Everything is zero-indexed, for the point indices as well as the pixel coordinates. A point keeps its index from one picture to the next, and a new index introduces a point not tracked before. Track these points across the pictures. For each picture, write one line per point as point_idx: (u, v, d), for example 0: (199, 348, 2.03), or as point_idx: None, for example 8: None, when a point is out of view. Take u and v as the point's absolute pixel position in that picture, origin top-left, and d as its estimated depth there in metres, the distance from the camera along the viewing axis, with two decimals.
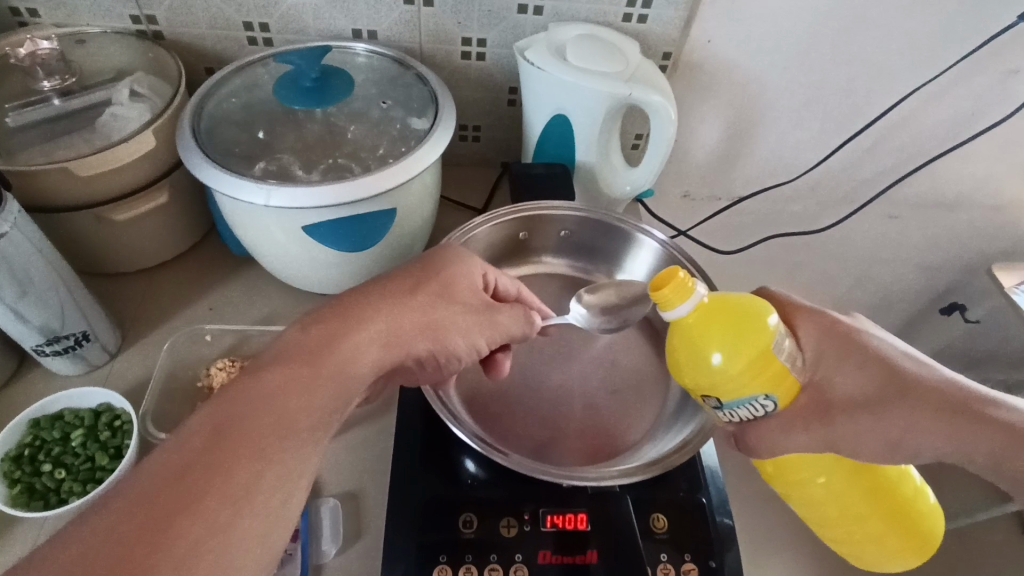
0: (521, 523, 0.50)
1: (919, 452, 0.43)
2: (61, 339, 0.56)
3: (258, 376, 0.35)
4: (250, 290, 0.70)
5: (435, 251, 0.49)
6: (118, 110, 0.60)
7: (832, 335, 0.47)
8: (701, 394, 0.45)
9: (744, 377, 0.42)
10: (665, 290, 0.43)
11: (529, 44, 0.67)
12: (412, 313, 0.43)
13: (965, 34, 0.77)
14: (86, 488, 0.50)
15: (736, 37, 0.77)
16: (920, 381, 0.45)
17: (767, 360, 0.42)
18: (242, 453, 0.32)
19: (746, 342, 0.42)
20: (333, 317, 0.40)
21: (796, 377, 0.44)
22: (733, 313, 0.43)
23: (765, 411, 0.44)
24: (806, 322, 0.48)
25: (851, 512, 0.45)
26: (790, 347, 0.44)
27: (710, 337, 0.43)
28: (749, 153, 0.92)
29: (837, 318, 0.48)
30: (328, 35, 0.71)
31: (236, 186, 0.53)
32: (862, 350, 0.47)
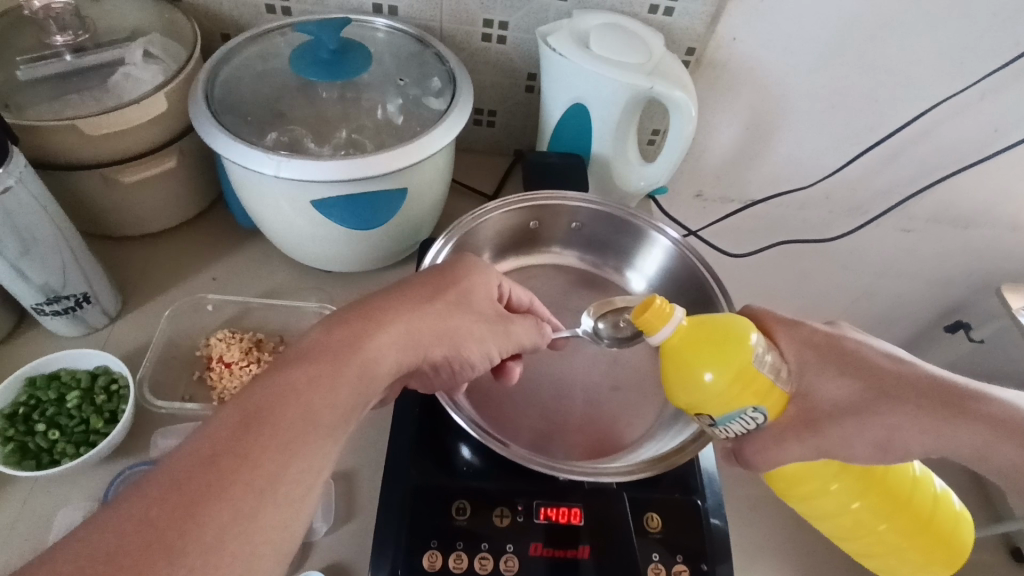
0: (514, 514, 0.49)
1: (910, 450, 0.43)
2: (62, 299, 0.55)
3: (283, 373, 0.35)
4: (254, 262, 0.69)
5: (450, 259, 0.48)
6: (131, 70, 0.59)
7: (812, 342, 0.47)
8: (694, 412, 0.44)
9: (732, 392, 0.42)
10: (645, 314, 0.43)
11: (553, 28, 0.66)
12: (431, 318, 0.42)
13: (996, 49, 0.76)
14: (80, 450, 0.50)
15: (761, 37, 0.76)
16: (904, 380, 0.45)
17: (750, 373, 0.42)
18: (268, 445, 0.32)
19: (726, 357, 0.42)
20: (353, 316, 0.40)
21: (781, 388, 0.44)
22: (712, 331, 0.43)
23: (757, 423, 0.43)
24: (783, 332, 0.47)
25: (867, 520, 0.44)
26: (772, 360, 0.43)
27: (694, 356, 0.42)
28: (766, 156, 0.91)
29: (815, 327, 0.47)
30: (348, 8, 0.70)
31: (250, 155, 0.52)
32: (842, 356, 0.46)
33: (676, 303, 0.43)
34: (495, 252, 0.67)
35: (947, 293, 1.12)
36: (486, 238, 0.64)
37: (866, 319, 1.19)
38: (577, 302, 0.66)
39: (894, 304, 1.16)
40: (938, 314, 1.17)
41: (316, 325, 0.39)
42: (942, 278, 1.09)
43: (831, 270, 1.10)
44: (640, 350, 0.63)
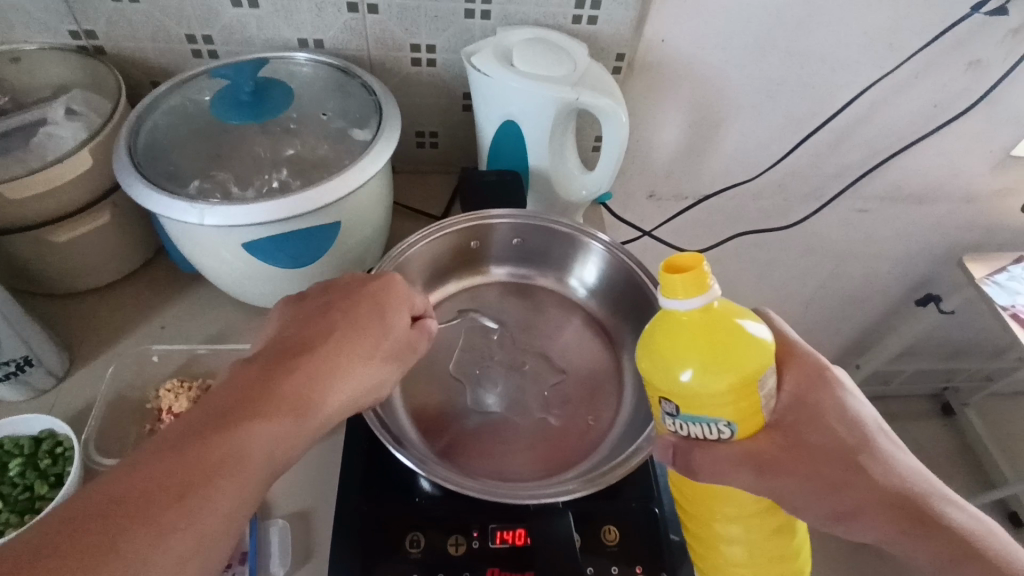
0: (469, 540, 0.49)
1: (861, 531, 0.44)
2: (2, 365, 0.55)
3: (246, 416, 0.38)
4: (202, 306, 0.69)
5: (382, 284, 0.50)
6: (53, 130, 0.59)
7: (809, 384, 0.45)
8: (656, 396, 0.41)
9: (725, 398, 0.39)
10: (679, 276, 0.38)
11: (477, 48, 0.67)
12: (361, 363, 0.45)
13: (923, 25, 0.76)
14: (24, 518, 0.50)
15: (690, 35, 0.76)
16: (885, 465, 0.44)
17: (754, 384, 0.40)
18: (206, 486, 0.35)
19: (740, 360, 0.39)
20: (286, 359, 0.42)
21: (762, 414, 0.42)
22: (740, 329, 0.40)
23: (719, 437, 0.41)
24: (791, 364, 0.46)
25: (737, 556, 0.45)
26: (771, 387, 0.42)
27: (705, 344, 0.39)
28: (712, 150, 0.91)
29: (827, 369, 0.46)
30: (274, 44, 0.69)
31: (172, 206, 0.52)
32: (831, 414, 0.45)
33: (717, 281, 0.39)
34: (437, 277, 0.67)
35: (912, 269, 1.13)
36: (424, 264, 0.64)
37: (835, 300, 1.20)
38: (527, 319, 0.65)
39: (862, 284, 1.17)
40: (906, 289, 1.18)
41: (247, 365, 0.41)
42: (902, 254, 1.11)
43: (793, 257, 1.11)
44: (592, 362, 0.62)
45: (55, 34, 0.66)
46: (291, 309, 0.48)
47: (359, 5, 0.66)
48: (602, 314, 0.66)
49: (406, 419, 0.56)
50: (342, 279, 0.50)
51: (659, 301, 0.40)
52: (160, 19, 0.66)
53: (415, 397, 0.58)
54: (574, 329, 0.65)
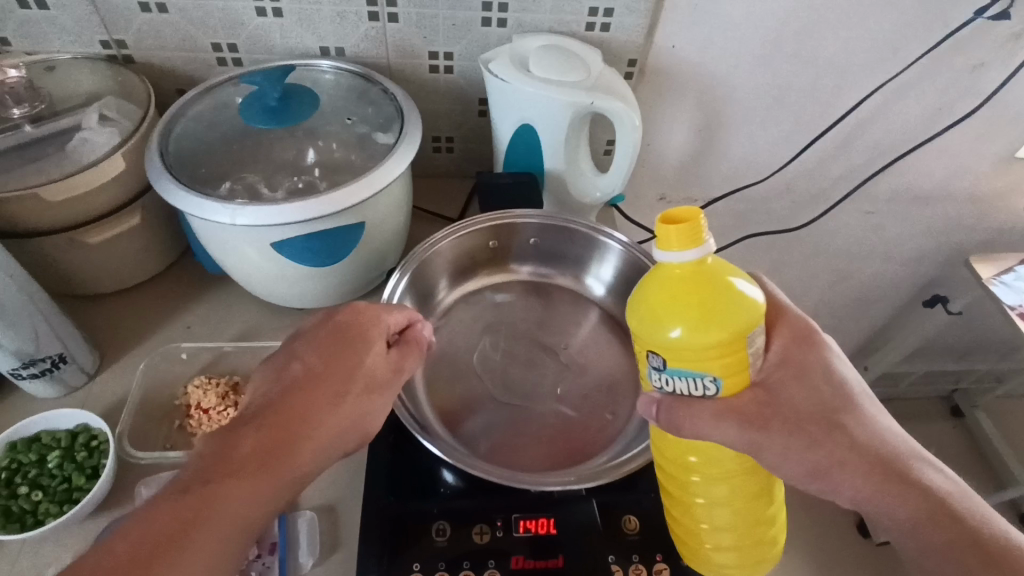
0: (493, 529, 0.50)
1: (840, 491, 0.45)
2: (38, 362, 0.57)
3: (210, 482, 0.40)
4: (227, 306, 0.70)
5: (351, 316, 0.50)
6: (87, 135, 0.62)
7: (798, 344, 0.47)
8: (645, 350, 0.42)
9: (711, 353, 0.40)
10: (675, 227, 0.39)
11: (494, 55, 0.69)
12: (334, 408, 0.45)
13: (926, 30, 0.78)
14: (63, 508, 0.52)
15: (699, 41, 0.78)
16: (865, 425, 0.46)
17: (741, 339, 0.41)
18: (170, 557, 0.37)
19: (727, 316, 0.40)
20: (257, 420, 0.44)
21: (748, 374, 0.43)
22: (730, 285, 0.41)
23: (704, 393, 0.42)
24: (781, 325, 0.47)
25: (718, 514, 0.48)
26: (759, 346, 0.43)
27: (693, 298, 0.40)
28: (721, 154, 0.93)
29: (813, 328, 0.47)
30: (296, 53, 0.72)
31: (205, 207, 0.54)
32: (819, 375, 0.46)
33: (711, 234, 0.40)
34: (456, 276, 0.68)
35: (920, 270, 1.15)
36: (445, 263, 0.67)
37: (844, 301, 1.21)
38: (545, 318, 0.67)
39: (871, 285, 1.18)
40: (914, 290, 1.19)
41: (223, 428, 0.44)
42: (911, 255, 1.12)
43: (802, 259, 1.12)
44: (607, 357, 0.64)
45: (87, 44, 0.69)
46: (268, 363, 0.49)
47: (379, 14, 0.69)
48: (617, 311, 0.68)
49: (429, 412, 0.57)
50: (313, 321, 0.51)
51: (654, 254, 0.41)
52: (187, 29, 0.68)
53: (437, 392, 0.60)
54: (590, 326, 0.67)
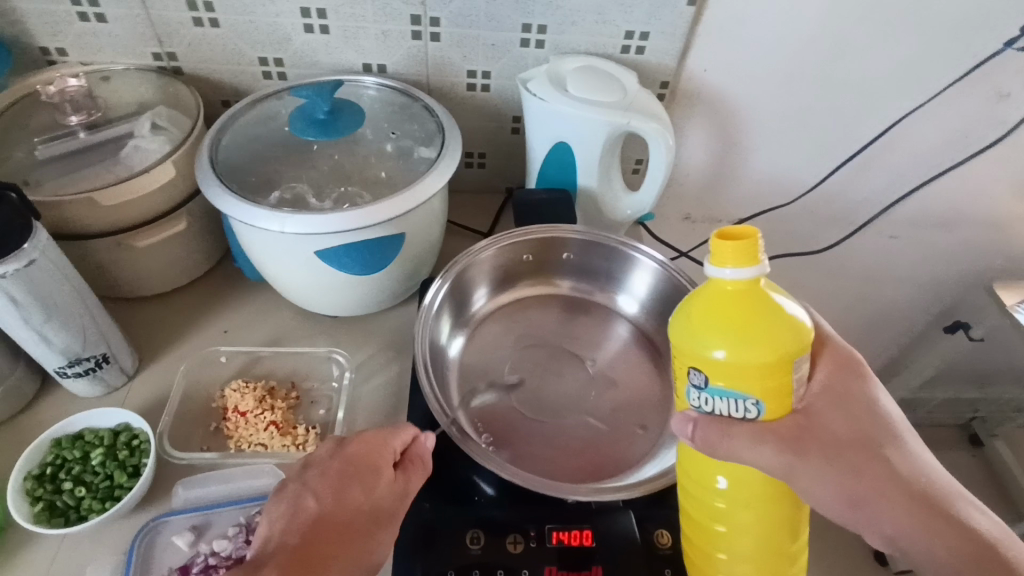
0: (527, 540, 0.51)
1: (878, 524, 0.43)
2: (83, 361, 0.59)
3: None
4: (263, 312, 0.72)
5: (359, 443, 0.50)
6: (140, 142, 0.64)
7: (841, 373, 0.47)
8: (686, 365, 0.42)
9: (755, 374, 0.40)
10: (731, 242, 0.39)
11: (532, 75, 0.71)
12: (346, 546, 0.45)
13: (953, 60, 0.80)
14: (105, 505, 0.53)
15: (730, 65, 0.80)
16: (908, 458, 0.45)
17: (787, 364, 0.40)
18: None
19: (774, 338, 0.40)
20: (274, 561, 0.42)
21: (791, 401, 0.43)
22: (779, 308, 0.41)
23: (745, 416, 0.42)
24: (824, 352, 0.48)
25: (736, 540, 0.46)
26: (804, 372, 0.42)
27: (741, 316, 0.40)
28: (747, 175, 0.94)
29: (859, 360, 0.48)
30: (340, 68, 0.74)
31: (255, 215, 0.55)
32: (860, 404, 0.46)
33: (767, 255, 0.40)
34: (490, 288, 0.70)
35: (942, 295, 1.15)
36: (481, 275, 0.68)
37: (864, 325, 1.21)
38: (577, 332, 0.68)
39: (891, 309, 1.18)
40: (935, 315, 1.19)
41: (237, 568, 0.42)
42: (933, 281, 1.12)
43: (823, 281, 1.12)
44: (638, 372, 0.65)
45: (139, 56, 0.71)
46: (276, 495, 0.48)
47: (422, 33, 0.71)
48: (647, 327, 0.68)
49: (465, 420, 0.58)
50: (322, 449, 0.51)
51: (706, 267, 0.41)
52: (237, 44, 0.71)
53: (471, 402, 0.61)
54: (620, 341, 0.68)
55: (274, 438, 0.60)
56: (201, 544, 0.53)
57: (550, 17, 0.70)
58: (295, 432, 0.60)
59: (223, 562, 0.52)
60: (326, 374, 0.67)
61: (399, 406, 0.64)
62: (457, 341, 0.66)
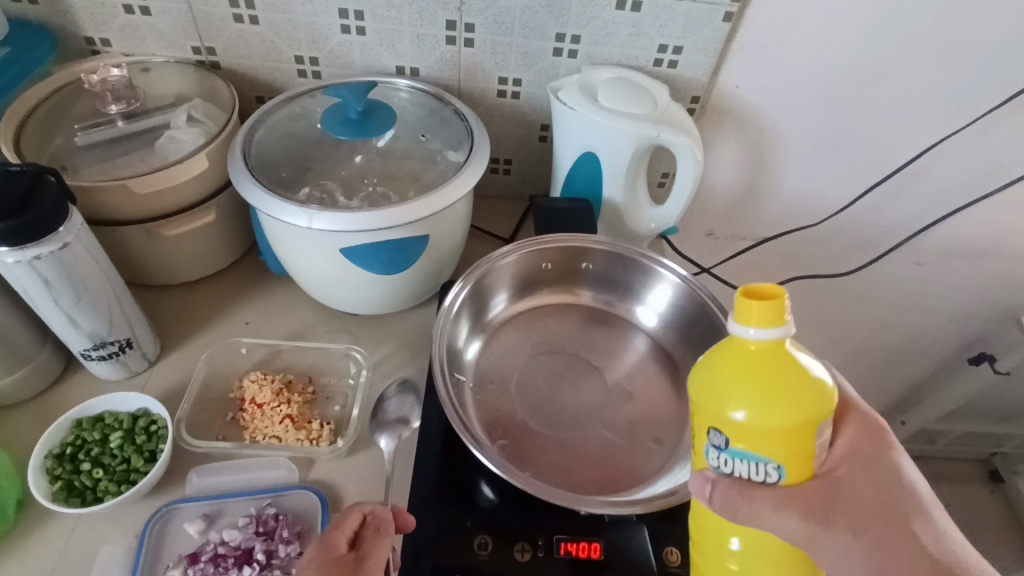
0: (535, 549, 0.50)
1: None
2: (107, 345, 0.60)
3: None
4: (285, 306, 0.73)
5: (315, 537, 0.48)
6: (175, 133, 0.65)
7: (867, 439, 0.45)
8: (706, 425, 0.41)
9: (778, 438, 0.39)
10: (757, 302, 0.38)
11: (564, 83, 0.71)
12: None
13: (990, 88, 0.78)
14: (121, 488, 0.54)
15: (763, 83, 0.79)
16: (936, 535, 0.43)
17: (811, 433, 0.39)
18: None
19: (801, 403, 0.38)
20: None
21: (814, 466, 0.41)
22: (804, 369, 0.39)
23: (766, 480, 0.40)
24: (850, 418, 0.46)
25: None
26: (826, 438, 0.41)
27: (769, 382, 0.38)
28: (772, 194, 0.93)
29: (886, 429, 0.46)
30: (373, 70, 0.75)
31: (285, 209, 0.56)
32: (885, 472, 0.45)
33: (792, 316, 0.39)
34: (509, 294, 0.69)
35: (967, 327, 1.13)
36: (500, 282, 0.68)
37: (885, 352, 1.19)
38: (596, 344, 0.67)
39: (915, 337, 1.16)
40: (959, 347, 1.17)
41: None
42: (958, 311, 1.10)
43: (846, 305, 1.11)
44: (655, 386, 0.64)
45: (180, 49, 0.73)
46: None
47: (456, 38, 0.72)
48: (665, 340, 0.68)
49: (477, 423, 0.58)
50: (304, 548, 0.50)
51: (730, 325, 0.40)
52: (275, 42, 0.72)
53: (487, 407, 0.61)
54: (638, 353, 0.67)
55: (289, 431, 0.60)
56: (211, 532, 0.54)
57: (585, 28, 0.70)
58: (311, 426, 0.61)
59: (233, 552, 0.52)
60: (343, 370, 0.67)
61: (414, 407, 0.63)
62: (475, 344, 0.66)
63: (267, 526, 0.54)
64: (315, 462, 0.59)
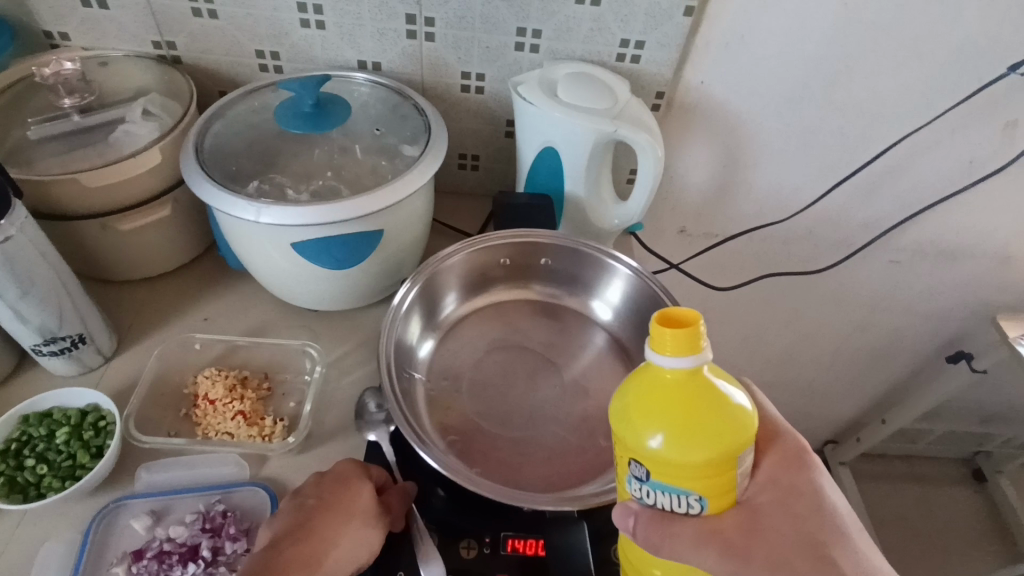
0: (481, 546, 0.50)
1: None
2: (58, 340, 0.59)
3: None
4: (244, 302, 0.72)
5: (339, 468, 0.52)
6: (130, 127, 0.65)
7: (790, 465, 0.45)
8: (626, 457, 0.40)
9: (697, 473, 0.38)
10: (671, 331, 0.37)
11: (525, 79, 0.71)
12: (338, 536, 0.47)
13: (957, 84, 0.78)
14: (65, 484, 0.53)
15: (729, 79, 0.79)
16: (858, 561, 0.42)
17: (729, 465, 0.39)
18: None
19: (720, 437, 0.38)
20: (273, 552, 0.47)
21: (734, 493, 0.41)
22: (723, 401, 0.38)
23: (688, 511, 0.40)
24: (771, 446, 0.46)
25: None
26: (747, 466, 0.41)
27: (686, 417, 0.37)
28: (743, 190, 0.92)
29: (809, 455, 0.46)
30: (336, 64, 0.75)
31: (232, 204, 0.56)
32: (807, 498, 0.44)
33: (710, 343, 0.38)
34: (467, 290, 0.69)
35: (945, 325, 1.12)
36: (454, 279, 0.67)
37: (863, 351, 1.19)
38: (554, 340, 0.67)
39: (894, 336, 1.15)
40: (936, 347, 1.17)
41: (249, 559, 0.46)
42: (934, 310, 1.09)
43: (823, 303, 1.10)
44: (611, 383, 0.63)
45: (140, 43, 0.72)
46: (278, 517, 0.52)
47: (417, 33, 0.71)
48: (624, 337, 0.67)
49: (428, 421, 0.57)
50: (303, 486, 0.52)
51: (646, 353, 0.38)
52: (235, 36, 0.72)
53: (440, 403, 0.60)
54: (596, 350, 0.67)
55: (240, 428, 0.59)
56: (158, 528, 0.53)
57: (546, 23, 0.70)
58: (263, 423, 0.60)
59: (178, 549, 0.52)
60: (300, 367, 0.67)
61: None
62: (428, 343, 0.66)
63: (214, 523, 0.53)
64: (267, 459, 0.59)
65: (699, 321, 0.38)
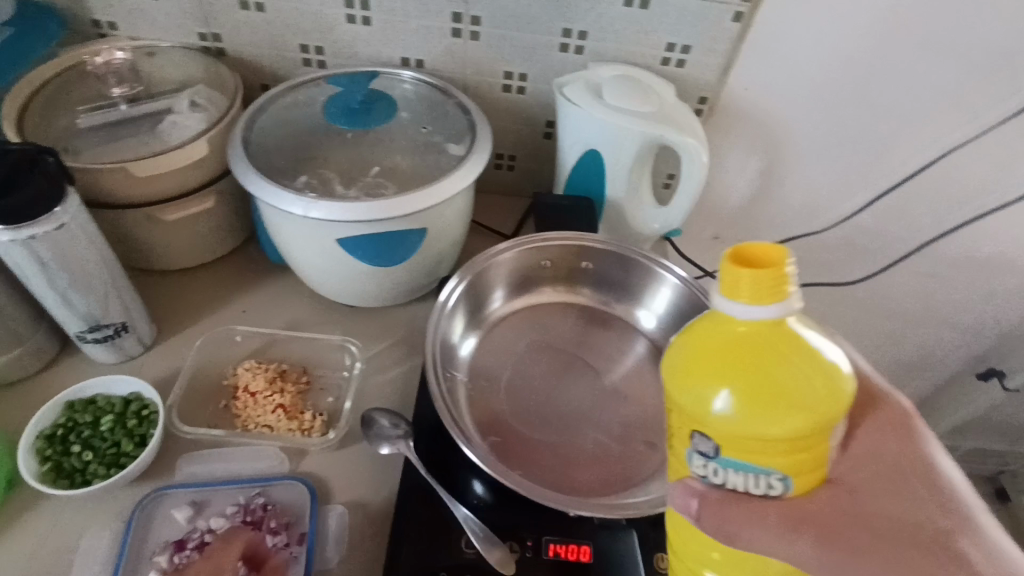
0: (523, 549, 0.50)
1: None
2: (102, 328, 0.59)
3: None
4: (282, 295, 0.72)
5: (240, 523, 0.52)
6: (177, 118, 0.65)
7: (892, 439, 0.43)
8: (690, 430, 0.38)
9: (775, 446, 0.36)
10: (750, 272, 0.35)
11: (568, 81, 0.71)
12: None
13: (1007, 96, 0.76)
14: (109, 471, 0.54)
15: (773, 84, 0.78)
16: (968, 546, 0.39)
17: (814, 438, 0.36)
18: None
19: (798, 405, 0.35)
20: None
21: (821, 474, 0.38)
22: (800, 365, 0.36)
23: (768, 491, 0.37)
24: (872, 417, 0.44)
25: None
26: (833, 442, 0.38)
27: (755, 379, 0.35)
28: (780, 198, 0.91)
29: (915, 428, 0.43)
30: (378, 60, 0.74)
31: (282, 197, 0.56)
32: (910, 476, 0.42)
33: (792, 288, 0.36)
34: (507, 291, 0.69)
35: (979, 341, 1.10)
36: (498, 279, 0.67)
37: (893, 364, 1.17)
38: (593, 344, 0.66)
39: (925, 350, 1.13)
40: (968, 363, 1.15)
41: None
42: (969, 325, 1.07)
43: (855, 315, 1.09)
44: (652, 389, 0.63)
45: (186, 35, 0.73)
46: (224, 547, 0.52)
47: (462, 31, 0.71)
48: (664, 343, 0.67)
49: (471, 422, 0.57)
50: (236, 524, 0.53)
51: (717, 299, 0.37)
52: (280, 30, 0.72)
53: (481, 403, 0.60)
54: (636, 355, 0.66)
55: (280, 421, 0.60)
56: (199, 520, 0.53)
57: (592, 24, 0.69)
58: (302, 417, 0.60)
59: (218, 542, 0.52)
60: (338, 363, 0.67)
61: (408, 403, 0.63)
62: (469, 341, 0.66)
63: (254, 516, 0.53)
64: (306, 454, 0.59)
65: (783, 264, 0.36)
